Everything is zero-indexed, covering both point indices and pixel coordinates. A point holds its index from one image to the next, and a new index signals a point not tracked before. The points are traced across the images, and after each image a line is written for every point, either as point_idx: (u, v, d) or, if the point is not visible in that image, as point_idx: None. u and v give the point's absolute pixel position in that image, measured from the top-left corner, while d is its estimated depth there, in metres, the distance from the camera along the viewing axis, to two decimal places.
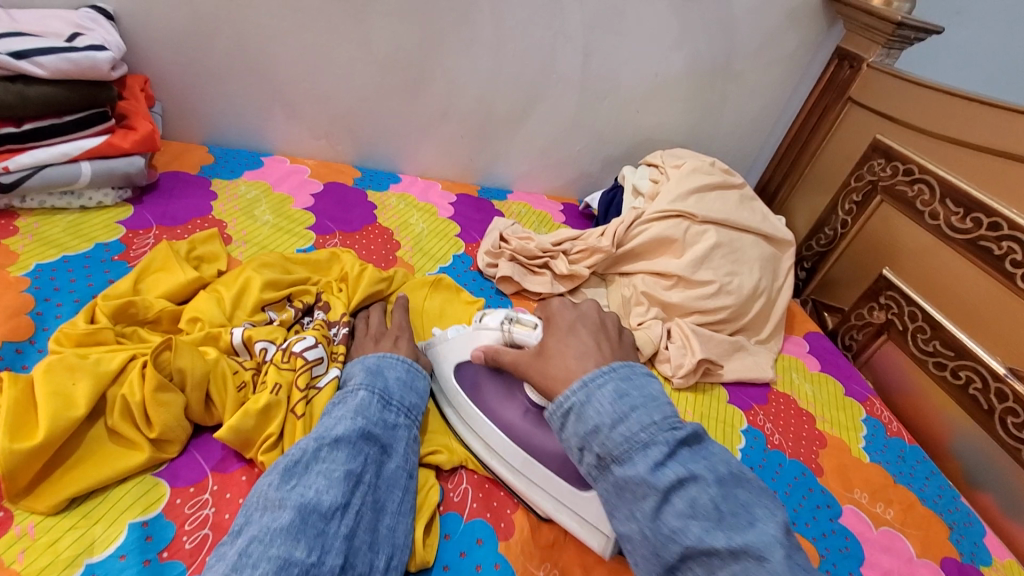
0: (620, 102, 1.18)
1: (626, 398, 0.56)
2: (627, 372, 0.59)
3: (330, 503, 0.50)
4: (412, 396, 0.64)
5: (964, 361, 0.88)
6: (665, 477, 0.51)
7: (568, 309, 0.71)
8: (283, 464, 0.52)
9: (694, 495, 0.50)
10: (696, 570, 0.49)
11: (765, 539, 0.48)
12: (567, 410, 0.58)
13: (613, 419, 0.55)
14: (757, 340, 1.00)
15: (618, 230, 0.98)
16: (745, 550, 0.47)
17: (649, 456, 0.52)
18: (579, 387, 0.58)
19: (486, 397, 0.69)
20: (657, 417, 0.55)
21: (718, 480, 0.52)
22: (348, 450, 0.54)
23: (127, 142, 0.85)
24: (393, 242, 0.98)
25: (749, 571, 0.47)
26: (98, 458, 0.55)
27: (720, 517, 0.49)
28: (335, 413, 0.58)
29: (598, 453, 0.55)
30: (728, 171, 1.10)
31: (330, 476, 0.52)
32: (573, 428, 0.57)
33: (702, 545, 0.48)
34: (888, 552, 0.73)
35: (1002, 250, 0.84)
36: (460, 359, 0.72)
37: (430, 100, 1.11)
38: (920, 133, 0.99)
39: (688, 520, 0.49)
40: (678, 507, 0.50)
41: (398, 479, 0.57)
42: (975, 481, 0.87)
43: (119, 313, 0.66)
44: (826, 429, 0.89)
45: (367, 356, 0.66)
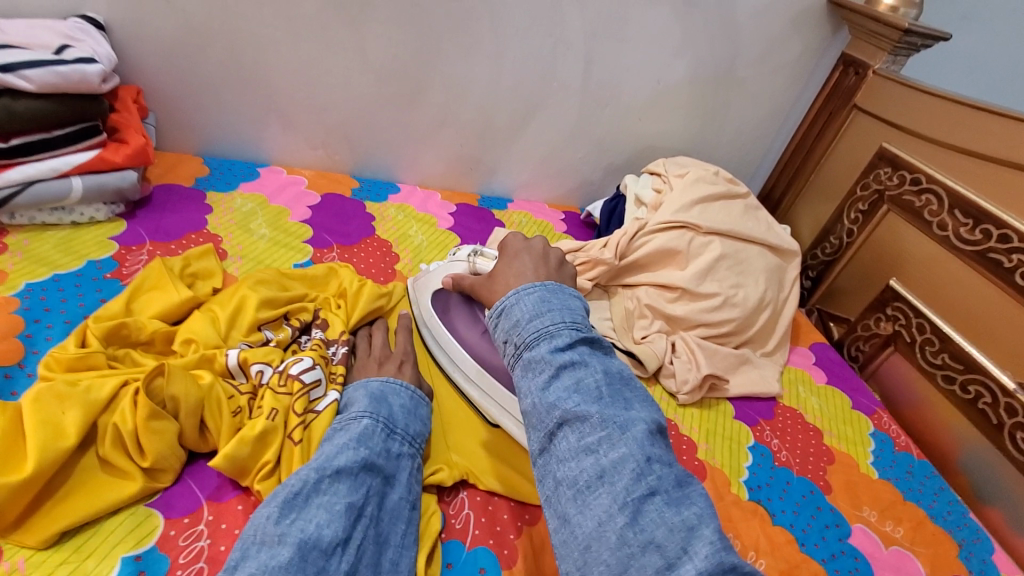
0: (621, 109, 1.17)
1: (549, 301, 0.51)
2: (557, 285, 0.53)
3: (331, 539, 0.48)
4: (416, 423, 0.63)
5: (973, 375, 0.86)
6: (561, 358, 0.46)
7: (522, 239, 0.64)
8: (282, 495, 0.50)
9: (583, 377, 0.45)
10: (569, 439, 0.44)
11: (635, 420, 0.44)
12: (499, 310, 0.52)
13: (531, 314, 0.49)
14: (762, 352, 0.98)
15: (621, 242, 0.96)
16: (612, 420, 0.43)
17: (553, 342, 0.47)
18: (512, 291, 0.52)
19: (454, 319, 0.78)
20: (568, 318, 0.49)
21: (612, 373, 0.47)
22: (350, 482, 0.52)
23: (119, 156, 0.83)
24: (392, 254, 0.96)
25: (611, 440, 0.42)
26: (89, 489, 0.53)
27: (600, 397, 0.45)
28: (335, 441, 0.56)
29: (514, 343, 0.49)
30: (732, 180, 1.09)
31: (331, 509, 0.50)
32: (500, 325, 0.51)
33: (577, 413, 0.44)
34: (898, 572, 0.72)
35: (1013, 263, 0.82)
36: (436, 288, 0.80)
37: (429, 109, 1.09)
38: (927, 141, 0.98)
39: (572, 394, 0.45)
40: (566, 384, 0.45)
41: (400, 511, 0.56)
42: (985, 497, 0.85)
43: (111, 335, 0.64)
44: (834, 444, 0.87)
45: (371, 380, 0.65)
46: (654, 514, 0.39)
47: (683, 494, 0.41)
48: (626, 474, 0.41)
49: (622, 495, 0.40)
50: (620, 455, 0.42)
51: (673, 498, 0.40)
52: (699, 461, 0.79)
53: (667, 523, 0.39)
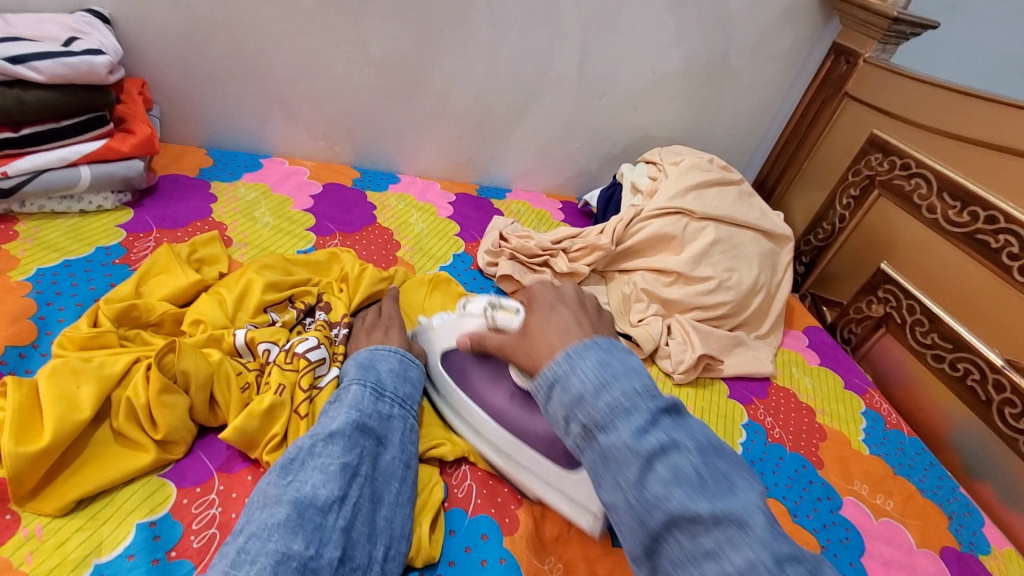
0: (617, 100, 1.19)
1: (609, 364, 0.49)
2: (610, 342, 0.51)
3: (326, 497, 0.50)
4: (406, 386, 0.64)
5: (961, 353, 0.88)
6: (648, 442, 0.44)
7: (551, 288, 0.61)
8: (280, 462, 0.52)
9: (677, 462, 0.43)
10: (680, 542, 0.42)
11: (750, 508, 0.41)
12: (551, 380, 0.50)
13: (595, 386, 0.47)
14: (757, 335, 1.00)
15: (617, 227, 0.98)
16: (729, 518, 0.40)
17: (632, 421, 0.45)
18: (563, 356, 0.50)
19: (474, 382, 0.70)
20: (638, 385, 0.47)
21: (704, 448, 0.44)
22: (343, 444, 0.54)
23: (126, 146, 0.85)
24: (393, 242, 0.98)
25: (733, 542, 0.39)
26: (104, 460, 0.55)
27: (704, 485, 0.42)
28: (330, 411, 0.58)
29: (581, 421, 0.47)
30: (726, 167, 1.11)
31: (324, 469, 0.51)
32: (557, 398, 0.49)
33: (686, 513, 0.41)
34: (889, 543, 0.74)
35: (999, 243, 0.84)
36: (446, 347, 0.74)
37: (428, 100, 1.11)
38: (916, 126, 1.00)
39: (672, 486, 0.42)
40: (662, 474, 0.43)
41: (394, 470, 0.56)
42: (974, 472, 0.87)
43: (122, 316, 0.66)
44: (827, 422, 0.89)
45: (360, 351, 0.66)
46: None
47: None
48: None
49: None
50: (747, 563, 0.38)
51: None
52: None
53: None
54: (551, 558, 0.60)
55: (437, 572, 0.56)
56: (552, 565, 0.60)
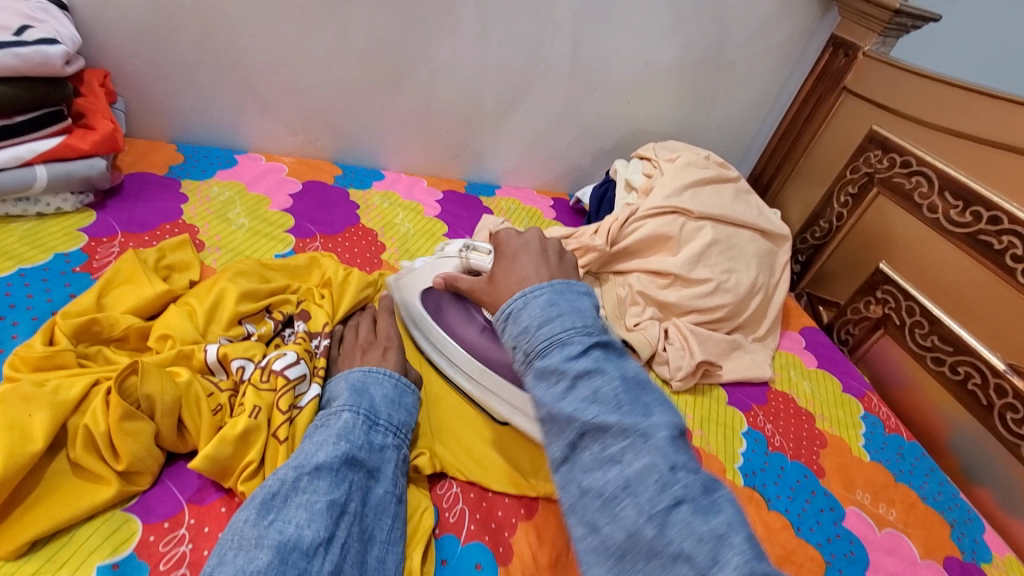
0: (609, 94, 1.15)
1: (556, 303, 0.49)
2: (565, 282, 0.52)
3: (312, 539, 0.45)
4: (401, 413, 0.60)
5: (962, 357, 0.87)
6: (575, 366, 0.45)
7: (516, 236, 0.63)
8: (259, 497, 0.47)
9: (599, 384, 0.44)
10: (590, 450, 0.43)
11: (657, 427, 0.43)
12: (504, 314, 0.51)
13: (540, 319, 0.48)
14: (755, 337, 0.98)
15: (612, 227, 0.94)
16: (634, 429, 0.42)
17: (566, 350, 0.46)
18: (518, 295, 0.51)
19: (448, 318, 0.74)
20: (579, 322, 0.48)
21: (628, 378, 0.45)
22: (331, 479, 0.50)
23: (86, 143, 0.79)
24: (378, 244, 0.93)
25: (635, 449, 0.41)
26: (61, 495, 0.50)
27: (620, 406, 0.43)
28: (315, 437, 0.54)
29: (524, 349, 0.48)
30: (723, 164, 1.07)
31: (311, 508, 0.47)
32: (508, 330, 0.50)
33: (598, 423, 0.43)
34: (892, 554, 0.72)
35: (1002, 244, 0.82)
36: (423, 287, 0.75)
37: (412, 92, 1.06)
38: (916, 123, 0.97)
39: (589, 403, 0.43)
40: (582, 393, 0.44)
41: (387, 506, 0.53)
42: (973, 477, 0.86)
43: (81, 332, 0.60)
44: (826, 428, 0.87)
45: (352, 371, 0.62)
46: (682, 524, 0.39)
47: (712, 501, 0.40)
48: (649, 485, 0.40)
49: (649, 507, 0.39)
50: (645, 465, 0.41)
51: (702, 507, 0.40)
52: (694, 448, 0.78)
53: (696, 534, 0.38)
54: None
55: None
56: None
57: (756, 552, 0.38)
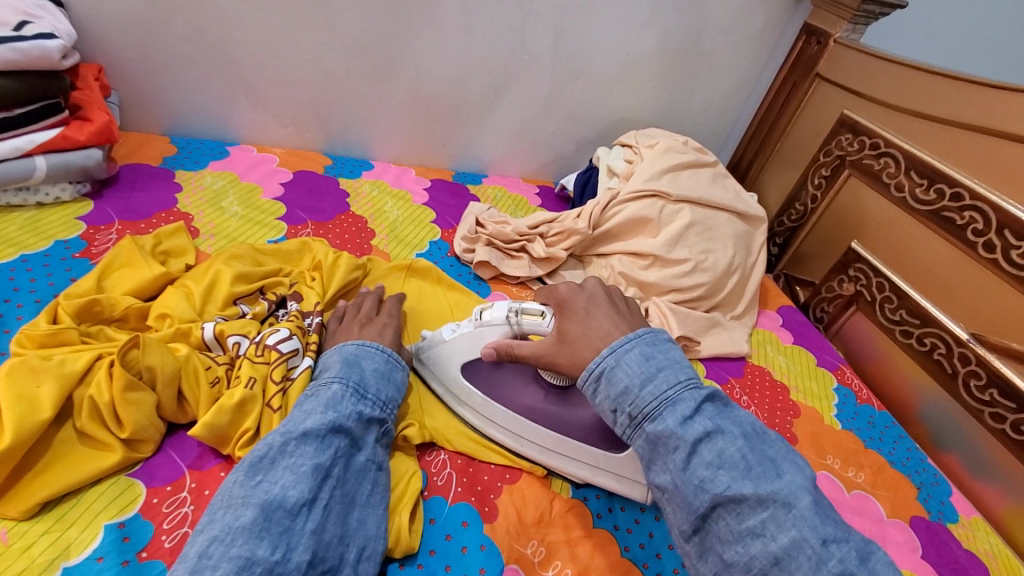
0: (592, 83, 1.18)
1: (652, 358, 0.53)
2: (652, 334, 0.55)
3: (298, 499, 0.48)
4: (389, 388, 0.63)
5: (929, 328, 0.91)
6: (694, 430, 0.49)
7: (579, 290, 0.64)
8: (248, 460, 0.50)
9: (721, 446, 0.48)
10: (726, 519, 0.46)
11: (791, 489, 0.45)
12: (596, 375, 0.54)
13: (641, 379, 0.52)
14: (733, 315, 1.02)
15: (594, 211, 0.99)
16: (771, 497, 0.45)
17: (677, 411, 0.50)
18: (608, 353, 0.54)
19: (500, 389, 0.70)
20: (683, 378, 0.52)
21: (745, 435, 0.49)
22: (316, 444, 0.53)
23: (83, 134, 0.82)
24: (368, 230, 0.96)
25: (777, 520, 0.44)
26: (69, 461, 0.53)
27: (747, 468, 0.47)
28: (305, 406, 0.57)
29: (628, 413, 0.52)
30: (701, 150, 1.11)
31: (297, 470, 0.50)
32: (605, 392, 0.53)
33: (731, 493, 0.46)
34: (860, 514, 0.76)
35: (964, 220, 0.86)
36: (467, 359, 0.70)
37: (399, 84, 1.09)
38: (884, 107, 1.02)
39: (716, 470, 0.47)
40: (706, 458, 0.48)
41: (367, 472, 0.56)
42: (940, 443, 0.90)
43: (83, 312, 0.63)
44: (800, 399, 0.92)
45: (347, 345, 0.65)
46: None
47: (868, 571, 0.42)
48: (803, 561, 0.42)
49: None
50: (790, 537, 0.43)
51: None
52: None
53: None
54: (533, 542, 0.60)
55: (417, 562, 0.56)
56: (535, 548, 0.59)
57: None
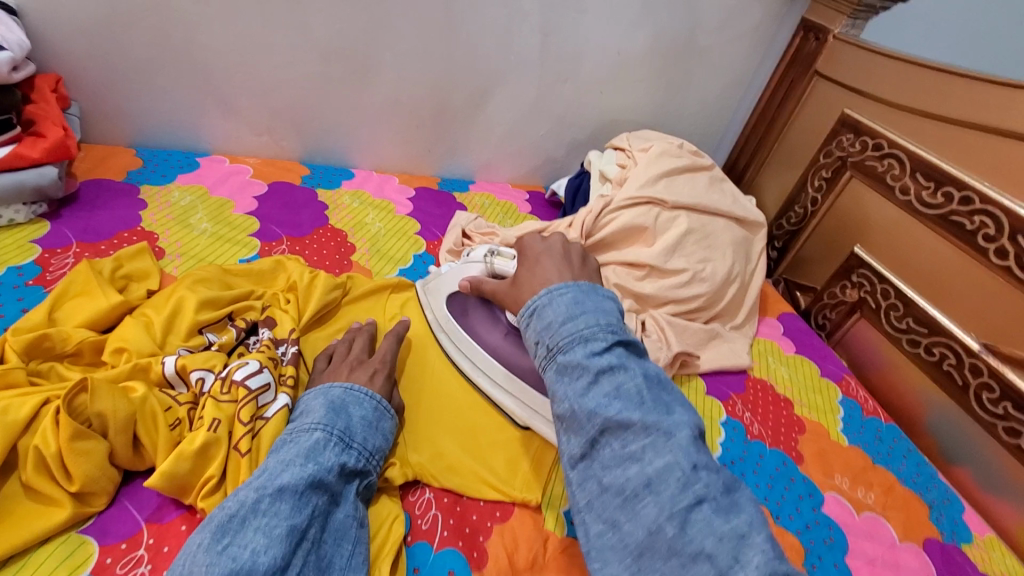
0: (581, 84, 1.13)
1: (581, 304, 0.53)
2: (590, 286, 0.55)
3: (268, 567, 0.43)
4: (376, 438, 0.58)
5: (937, 338, 0.87)
6: (599, 362, 0.48)
7: (540, 240, 0.67)
8: (215, 519, 0.44)
9: (621, 380, 0.47)
10: (612, 446, 0.45)
11: (677, 424, 0.45)
12: (531, 312, 0.54)
13: (564, 316, 0.52)
14: (733, 326, 0.98)
15: (587, 220, 0.94)
16: (656, 426, 0.44)
17: (589, 346, 0.49)
18: (545, 293, 0.55)
19: (474, 322, 0.77)
20: (602, 321, 0.51)
21: (648, 377, 0.48)
22: (293, 502, 0.47)
23: (36, 151, 0.76)
24: (348, 245, 0.90)
25: (656, 448, 0.43)
26: (11, 521, 0.48)
27: (642, 402, 0.46)
28: (281, 455, 0.51)
29: (547, 344, 0.51)
30: (696, 152, 1.07)
31: (270, 531, 0.45)
32: (533, 326, 0.53)
33: (620, 420, 0.45)
34: (871, 539, 0.72)
35: (974, 225, 0.82)
36: (450, 291, 0.79)
37: (379, 88, 1.04)
38: (887, 105, 0.97)
39: (612, 399, 0.46)
40: (605, 388, 0.47)
41: (346, 531, 0.51)
42: (950, 457, 0.87)
43: (32, 349, 0.58)
44: (805, 414, 0.87)
45: (332, 388, 0.60)
46: (701, 521, 0.40)
47: (731, 501, 0.42)
48: (672, 483, 0.42)
49: (671, 505, 0.41)
50: (664, 463, 0.43)
51: (721, 506, 0.42)
52: None
53: (716, 533, 0.40)
54: None
55: None
56: None
57: (777, 551, 0.39)
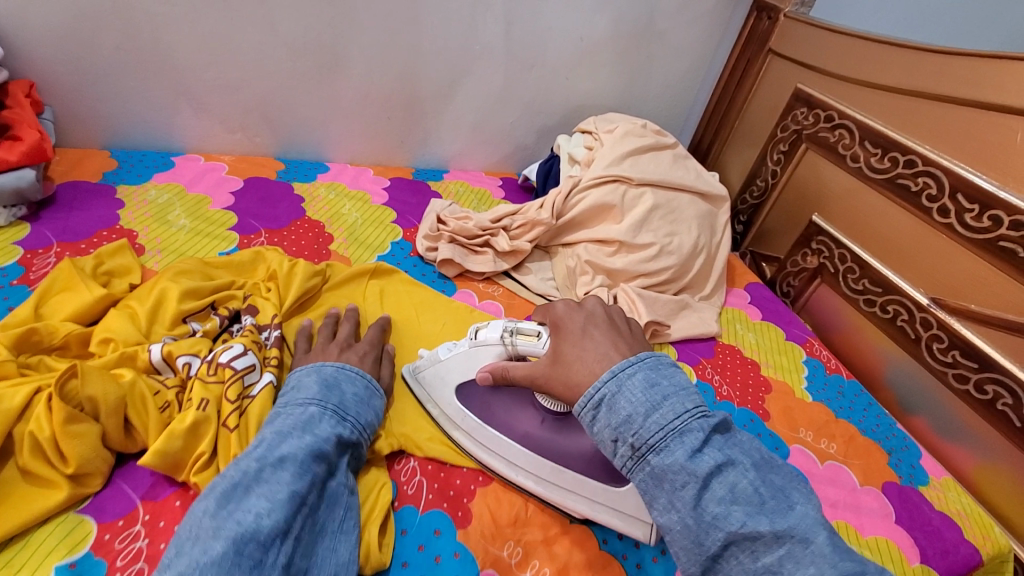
0: (548, 71, 1.16)
1: (657, 384, 0.48)
2: (655, 358, 0.50)
3: (272, 529, 0.46)
4: (368, 413, 0.61)
5: (891, 296, 0.92)
6: (704, 463, 0.44)
7: (576, 309, 0.58)
8: (221, 488, 0.48)
9: (734, 480, 0.44)
10: (741, 558, 0.42)
11: (806, 521, 0.42)
12: (596, 401, 0.48)
13: (646, 408, 0.46)
14: (701, 296, 1.02)
15: (557, 201, 0.98)
16: (789, 533, 0.41)
17: (686, 443, 0.45)
18: (609, 376, 0.49)
19: (496, 413, 0.66)
20: (690, 404, 0.46)
21: (755, 464, 0.45)
22: (294, 470, 0.51)
23: (14, 154, 0.78)
24: (326, 235, 0.93)
25: (795, 558, 0.40)
26: (12, 501, 0.50)
27: (762, 502, 0.43)
28: (280, 429, 0.54)
29: (630, 443, 0.46)
30: (660, 132, 1.11)
31: (273, 496, 0.48)
32: (605, 420, 0.48)
33: (746, 531, 0.42)
34: (833, 484, 0.77)
35: (918, 186, 0.88)
36: (462, 381, 0.67)
37: (348, 82, 1.06)
38: (837, 78, 1.02)
39: (730, 506, 0.43)
40: (719, 494, 0.43)
41: (339, 498, 0.54)
42: (909, 407, 0.92)
43: (21, 343, 0.60)
44: (771, 374, 0.92)
45: (326, 366, 0.63)
46: None
47: None
48: None
49: None
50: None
51: None
52: None
53: None
54: (509, 543, 0.59)
55: None
56: (511, 549, 0.58)
57: None
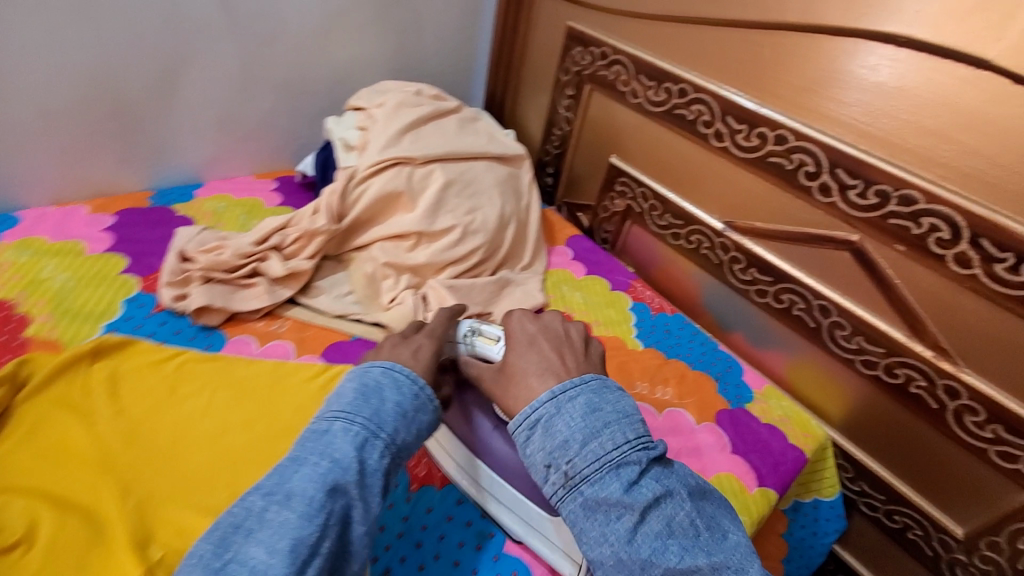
0: (294, 44, 0.97)
1: (599, 411, 0.46)
2: (600, 381, 0.48)
3: None
4: (412, 430, 0.47)
5: (692, 227, 0.93)
6: (644, 496, 0.43)
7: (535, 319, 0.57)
8: (219, 529, 0.40)
9: (671, 513, 0.43)
10: None
11: (736, 552, 0.43)
12: (534, 423, 0.47)
13: (586, 433, 0.45)
14: (521, 267, 0.95)
15: (332, 202, 0.83)
16: (723, 566, 0.42)
17: (624, 477, 0.43)
18: (549, 398, 0.47)
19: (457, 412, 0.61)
20: (631, 435, 0.45)
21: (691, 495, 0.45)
22: (302, 511, 0.40)
23: None
24: (18, 318, 0.69)
25: None
26: None
27: (696, 534, 0.43)
28: (306, 449, 0.43)
29: (563, 470, 0.45)
30: (437, 96, 0.99)
31: (273, 545, 0.38)
32: (539, 442, 0.46)
33: (683, 568, 0.41)
34: (673, 433, 0.76)
35: (693, 114, 0.87)
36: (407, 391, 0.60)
37: (11, 99, 0.78)
38: (602, 12, 0.97)
39: (667, 540, 0.42)
40: (656, 528, 0.43)
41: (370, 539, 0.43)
42: (726, 326, 0.95)
43: None
44: (602, 332, 0.90)
45: (370, 366, 0.50)
46: None
47: None
48: None
49: None
50: None
51: None
52: None
53: None
54: None
55: None
56: None
57: None
